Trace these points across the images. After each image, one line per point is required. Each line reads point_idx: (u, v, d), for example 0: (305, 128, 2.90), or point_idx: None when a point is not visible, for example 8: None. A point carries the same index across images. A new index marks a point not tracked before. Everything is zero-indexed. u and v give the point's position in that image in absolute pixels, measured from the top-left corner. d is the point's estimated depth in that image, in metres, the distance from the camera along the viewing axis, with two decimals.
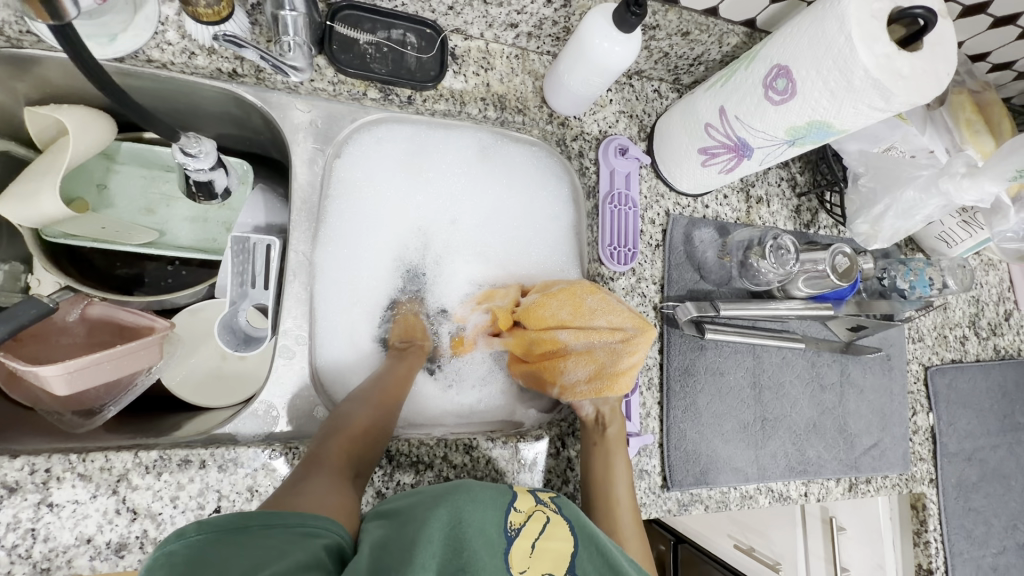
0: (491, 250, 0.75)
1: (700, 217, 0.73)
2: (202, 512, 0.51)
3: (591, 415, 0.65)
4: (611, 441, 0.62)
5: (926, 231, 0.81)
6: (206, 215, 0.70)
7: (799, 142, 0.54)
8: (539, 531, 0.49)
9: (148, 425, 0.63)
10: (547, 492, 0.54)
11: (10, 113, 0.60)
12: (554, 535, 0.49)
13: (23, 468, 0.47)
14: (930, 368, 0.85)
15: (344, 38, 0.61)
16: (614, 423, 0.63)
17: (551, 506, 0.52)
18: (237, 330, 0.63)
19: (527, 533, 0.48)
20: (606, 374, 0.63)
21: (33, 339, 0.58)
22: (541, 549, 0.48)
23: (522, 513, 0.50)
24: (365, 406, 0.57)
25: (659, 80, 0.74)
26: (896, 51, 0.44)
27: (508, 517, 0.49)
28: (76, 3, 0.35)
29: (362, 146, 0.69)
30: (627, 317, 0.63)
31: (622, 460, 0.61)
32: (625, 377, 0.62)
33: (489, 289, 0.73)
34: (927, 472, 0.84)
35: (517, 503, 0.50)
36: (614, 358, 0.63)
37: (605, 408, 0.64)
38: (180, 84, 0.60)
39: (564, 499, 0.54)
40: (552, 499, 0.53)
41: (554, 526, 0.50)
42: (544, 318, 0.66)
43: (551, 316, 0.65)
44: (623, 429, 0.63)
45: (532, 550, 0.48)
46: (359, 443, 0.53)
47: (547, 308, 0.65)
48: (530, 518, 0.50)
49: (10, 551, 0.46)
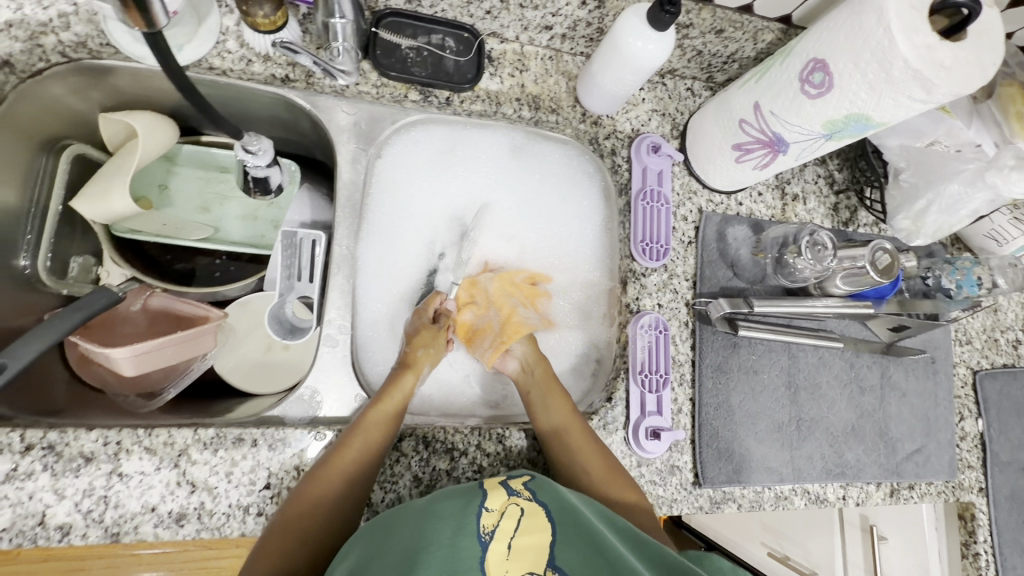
0: (521, 245, 0.76)
1: (734, 215, 0.73)
2: (253, 487, 0.54)
3: (516, 372, 0.69)
4: (567, 429, 0.62)
5: (974, 229, 0.79)
6: (256, 212, 0.74)
7: (836, 136, 0.54)
8: (515, 527, 0.49)
9: (202, 407, 0.67)
10: (520, 480, 0.55)
11: (87, 119, 0.66)
12: (530, 529, 0.49)
13: (98, 440, 0.52)
14: (979, 373, 0.82)
15: (387, 44, 0.64)
16: (565, 410, 0.64)
17: (524, 495, 0.52)
18: (284, 320, 0.71)
19: (502, 531, 0.48)
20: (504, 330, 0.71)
21: (101, 327, 0.64)
22: (517, 548, 0.48)
23: (494, 512, 0.49)
24: (322, 475, 0.53)
25: (692, 78, 0.75)
26: (938, 42, 0.44)
27: (480, 521, 0.48)
28: (168, 14, 0.39)
29: (402, 145, 0.72)
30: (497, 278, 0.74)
31: (585, 440, 0.61)
32: (514, 327, 0.71)
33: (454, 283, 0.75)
34: (976, 481, 0.81)
35: (488, 503, 0.50)
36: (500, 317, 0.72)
37: (526, 361, 0.69)
38: (237, 90, 0.65)
39: (539, 483, 0.54)
40: (524, 486, 0.54)
41: (529, 518, 0.50)
42: (462, 301, 0.74)
43: (470, 301, 0.74)
44: (547, 371, 0.68)
45: (508, 550, 0.47)
46: (304, 526, 0.51)
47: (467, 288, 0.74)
48: (503, 516, 0.49)
49: (85, 515, 0.50)
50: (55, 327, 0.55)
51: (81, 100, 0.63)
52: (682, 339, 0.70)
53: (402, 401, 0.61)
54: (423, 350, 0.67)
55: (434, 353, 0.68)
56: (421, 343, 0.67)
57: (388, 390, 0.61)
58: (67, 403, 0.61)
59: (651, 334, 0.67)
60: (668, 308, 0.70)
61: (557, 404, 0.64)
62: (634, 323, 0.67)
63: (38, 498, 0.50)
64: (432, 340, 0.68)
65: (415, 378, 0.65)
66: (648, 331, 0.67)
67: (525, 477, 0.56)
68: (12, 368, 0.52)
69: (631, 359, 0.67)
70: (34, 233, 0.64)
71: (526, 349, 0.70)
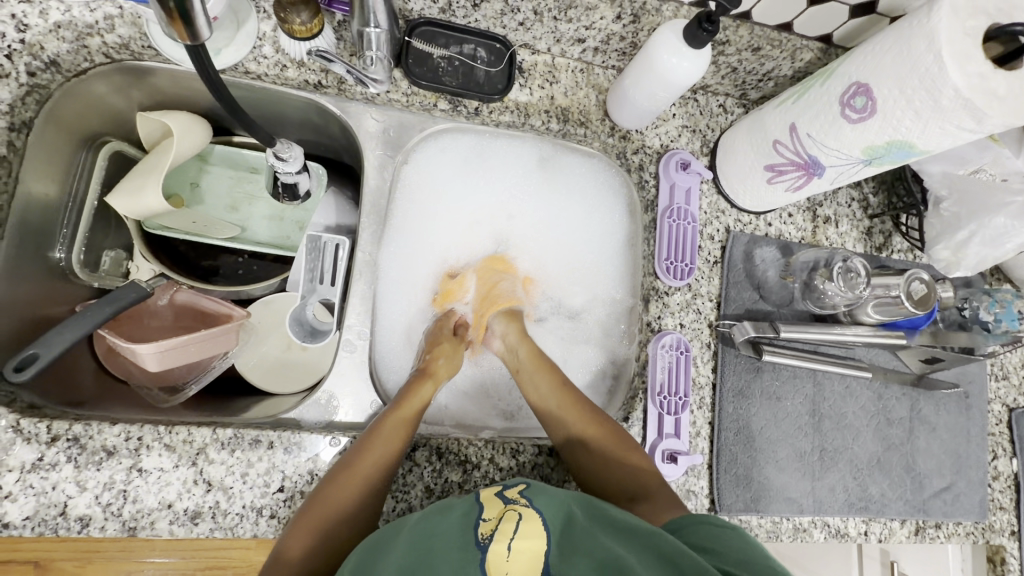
0: (543, 257, 0.76)
1: (762, 236, 0.71)
2: (267, 489, 0.55)
3: (502, 350, 0.72)
4: (578, 423, 0.62)
5: (1015, 260, 0.75)
6: (282, 213, 0.74)
7: (876, 162, 0.52)
8: (515, 529, 0.47)
9: (220, 405, 0.68)
10: (516, 488, 0.53)
11: (126, 117, 0.67)
12: (528, 533, 0.47)
13: (120, 434, 0.53)
14: (1015, 411, 0.78)
15: (419, 53, 0.64)
16: (578, 409, 0.63)
17: (520, 502, 0.51)
18: (305, 322, 0.70)
19: (502, 533, 0.46)
20: (483, 304, 0.74)
21: (130, 320, 0.66)
22: (516, 551, 0.45)
23: (491, 520, 0.48)
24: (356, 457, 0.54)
25: (725, 95, 0.73)
26: (992, 71, 0.42)
27: (477, 530, 0.47)
28: (210, 26, 0.40)
29: (429, 153, 0.72)
30: (482, 267, 0.75)
31: (597, 428, 0.62)
32: (494, 303, 0.74)
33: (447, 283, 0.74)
34: (1008, 524, 0.77)
35: (484, 513, 0.49)
36: (482, 293, 0.75)
37: (509, 340, 0.71)
38: (270, 94, 0.66)
39: (535, 490, 0.53)
40: (521, 493, 0.52)
41: (528, 522, 0.48)
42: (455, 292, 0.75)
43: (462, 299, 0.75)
44: (531, 348, 0.69)
45: (507, 551, 0.45)
46: (325, 535, 0.51)
47: (457, 286, 0.75)
48: (501, 521, 0.48)
49: (104, 508, 0.51)
50: (89, 319, 0.57)
51: (120, 99, 0.65)
52: (704, 361, 0.68)
53: (419, 411, 0.60)
54: (443, 360, 0.67)
55: (453, 364, 0.67)
56: (441, 353, 0.67)
57: (408, 398, 0.60)
58: (92, 393, 0.63)
59: (672, 354, 0.66)
60: (690, 328, 0.68)
61: (568, 406, 0.64)
62: (654, 343, 0.66)
63: (61, 488, 0.51)
64: (451, 352, 0.68)
65: (433, 387, 0.64)
66: (669, 351, 0.66)
67: (522, 485, 0.54)
68: (44, 359, 0.54)
69: (650, 380, 0.66)
70: (69, 227, 0.66)
71: (506, 328, 0.71)
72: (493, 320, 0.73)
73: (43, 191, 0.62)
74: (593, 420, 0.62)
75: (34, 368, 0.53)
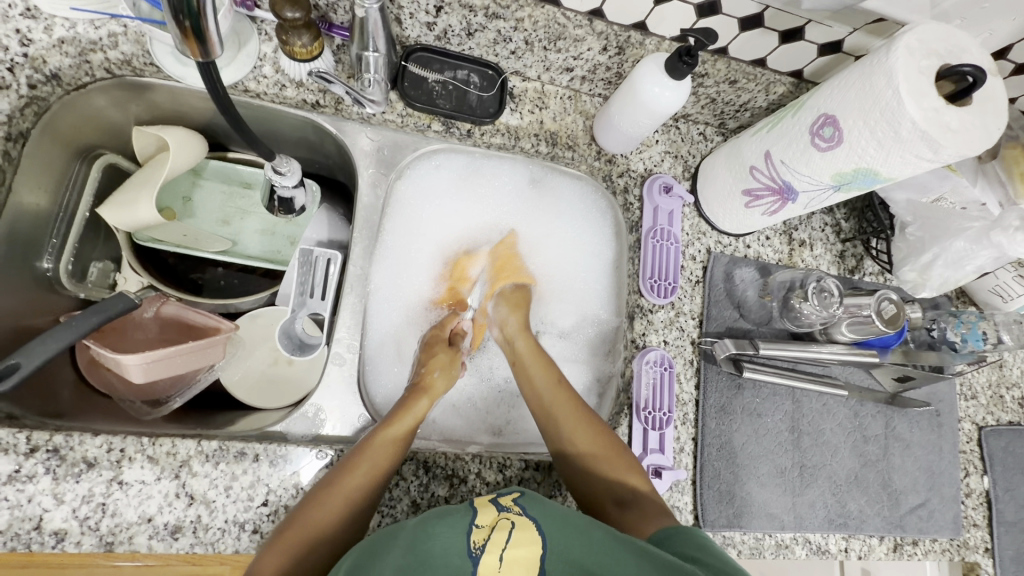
0: (538, 257, 0.78)
1: (741, 257, 0.74)
2: (251, 502, 0.54)
3: (500, 337, 0.74)
4: (575, 439, 0.61)
5: (978, 283, 0.80)
6: (275, 228, 0.75)
7: (844, 188, 0.56)
8: (507, 539, 0.48)
9: (204, 419, 0.67)
10: (510, 495, 0.53)
11: (122, 130, 0.68)
12: (521, 541, 0.48)
13: (102, 445, 0.52)
14: (984, 429, 0.81)
15: (415, 77, 0.67)
16: (573, 412, 0.63)
17: (514, 510, 0.51)
18: (293, 336, 0.71)
19: (493, 544, 0.48)
20: (499, 273, 0.78)
21: (115, 332, 0.65)
22: (509, 560, 0.48)
23: (484, 528, 0.49)
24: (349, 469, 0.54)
25: (705, 124, 0.77)
26: (944, 105, 0.46)
27: (470, 538, 0.48)
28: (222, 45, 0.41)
29: (422, 170, 0.74)
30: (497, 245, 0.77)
31: (587, 428, 0.62)
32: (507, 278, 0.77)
33: (455, 263, 0.76)
34: (982, 540, 0.79)
35: (477, 520, 0.49)
36: (496, 266, 0.77)
37: (509, 329, 0.72)
38: (268, 111, 0.68)
39: (530, 499, 0.53)
40: (515, 502, 0.52)
41: (520, 531, 0.49)
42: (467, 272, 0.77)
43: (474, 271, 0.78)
44: (529, 341, 0.70)
45: (500, 563, 0.47)
46: (305, 555, 0.49)
47: (468, 263, 0.77)
48: (493, 530, 0.49)
49: (82, 522, 0.50)
50: (72, 329, 0.56)
51: (118, 112, 0.66)
52: (686, 378, 0.70)
53: (414, 425, 0.60)
54: (437, 370, 0.67)
55: (449, 376, 0.68)
56: (436, 366, 0.67)
57: (401, 413, 0.60)
58: (72, 406, 0.62)
59: (656, 370, 0.68)
60: (673, 345, 0.70)
61: (565, 416, 0.63)
62: (637, 357, 0.68)
63: (37, 501, 0.50)
64: (448, 364, 0.69)
65: (429, 402, 0.64)
66: (653, 367, 0.68)
67: (516, 493, 0.54)
68: (26, 369, 0.53)
69: (635, 396, 0.67)
70: (59, 238, 0.66)
71: (508, 316, 0.73)
72: (498, 304, 0.75)
73: (34, 201, 0.62)
74: (591, 425, 0.62)
75: (14, 378, 0.52)
